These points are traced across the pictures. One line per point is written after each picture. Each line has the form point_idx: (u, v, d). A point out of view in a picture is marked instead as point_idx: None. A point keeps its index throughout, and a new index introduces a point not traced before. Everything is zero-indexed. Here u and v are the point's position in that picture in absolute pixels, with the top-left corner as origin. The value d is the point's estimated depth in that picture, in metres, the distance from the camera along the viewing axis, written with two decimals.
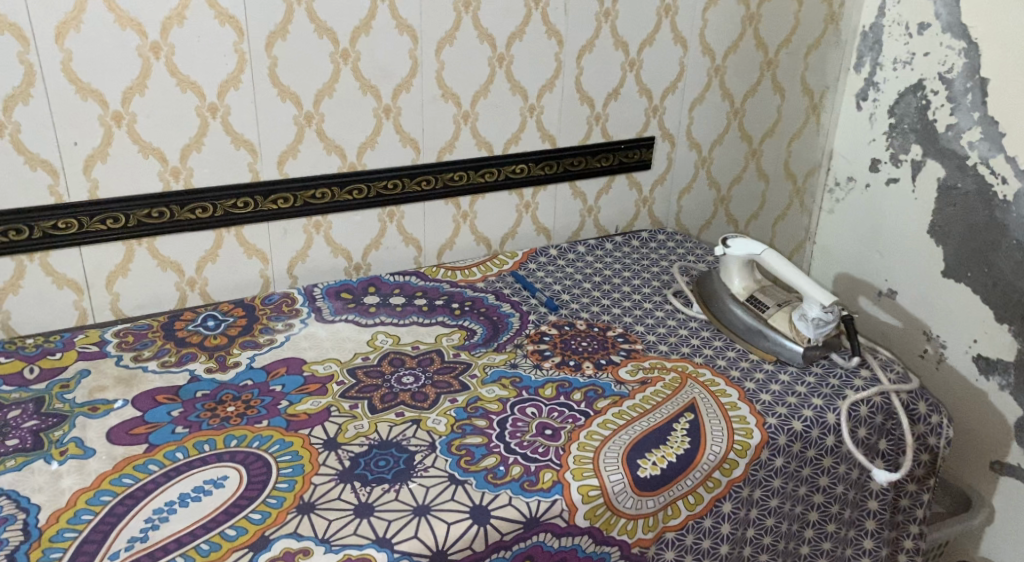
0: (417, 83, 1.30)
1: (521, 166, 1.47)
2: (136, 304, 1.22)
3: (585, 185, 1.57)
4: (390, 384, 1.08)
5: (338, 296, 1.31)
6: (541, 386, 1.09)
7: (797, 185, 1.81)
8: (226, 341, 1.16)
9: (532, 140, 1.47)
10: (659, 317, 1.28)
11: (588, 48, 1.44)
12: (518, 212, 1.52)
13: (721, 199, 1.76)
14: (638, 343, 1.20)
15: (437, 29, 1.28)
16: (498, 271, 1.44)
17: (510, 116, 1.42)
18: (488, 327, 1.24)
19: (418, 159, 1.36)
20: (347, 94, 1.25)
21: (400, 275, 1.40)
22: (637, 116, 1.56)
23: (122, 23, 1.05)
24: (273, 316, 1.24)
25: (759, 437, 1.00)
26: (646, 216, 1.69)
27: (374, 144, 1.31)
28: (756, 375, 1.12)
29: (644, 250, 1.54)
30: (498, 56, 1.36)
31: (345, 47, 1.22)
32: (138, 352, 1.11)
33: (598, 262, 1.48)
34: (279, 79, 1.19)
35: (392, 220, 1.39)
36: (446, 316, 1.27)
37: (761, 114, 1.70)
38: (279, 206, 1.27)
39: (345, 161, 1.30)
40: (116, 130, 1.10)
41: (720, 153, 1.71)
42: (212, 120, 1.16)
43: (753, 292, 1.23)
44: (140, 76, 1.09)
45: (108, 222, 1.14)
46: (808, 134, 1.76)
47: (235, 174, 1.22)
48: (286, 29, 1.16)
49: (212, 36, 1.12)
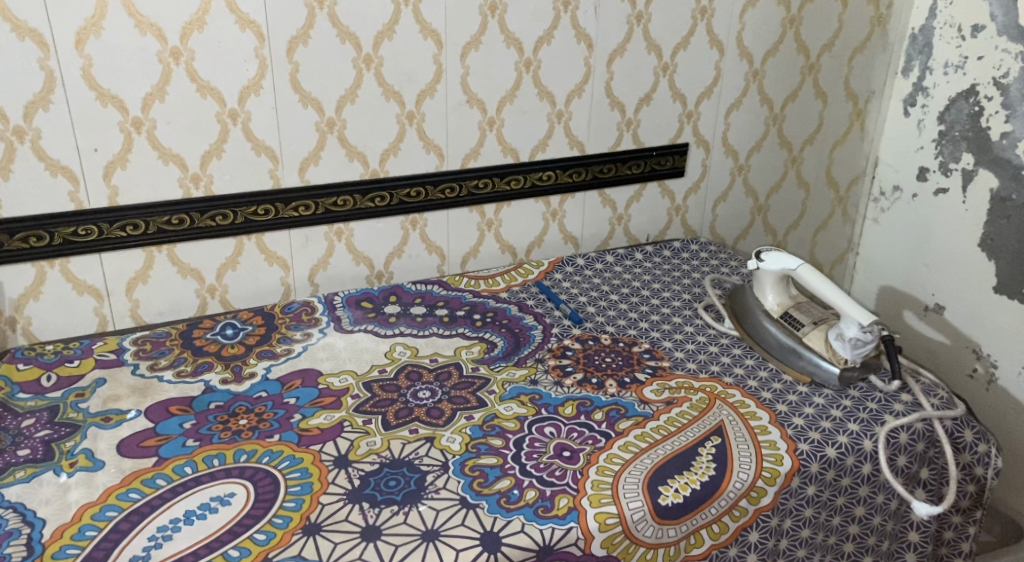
0: (441, 88, 1.27)
1: (548, 173, 1.43)
2: (157, 312, 1.22)
3: (615, 193, 1.52)
4: (406, 399, 1.06)
5: (359, 305, 1.29)
6: (561, 404, 1.04)
7: (840, 194, 1.73)
8: (242, 351, 1.15)
9: (559, 147, 1.42)
10: (688, 332, 1.23)
11: (620, 52, 1.39)
12: (544, 220, 1.48)
13: (759, 207, 1.71)
14: (665, 360, 1.15)
15: (462, 33, 1.25)
16: (522, 280, 1.40)
17: (538, 122, 1.38)
18: (510, 340, 1.20)
19: (442, 166, 1.33)
20: (370, 100, 1.23)
21: (423, 283, 1.37)
22: (671, 122, 1.51)
23: (142, 29, 1.04)
24: (291, 325, 1.22)
25: (789, 464, 0.94)
26: (679, 224, 1.63)
27: (397, 150, 1.28)
28: (789, 397, 1.06)
29: (676, 261, 1.49)
30: (526, 61, 1.32)
31: (368, 51, 1.19)
32: (155, 361, 1.10)
33: (626, 273, 1.43)
34: (300, 85, 1.17)
35: (414, 228, 1.36)
36: (466, 327, 1.24)
37: (802, 119, 1.64)
38: (301, 213, 1.25)
39: (367, 167, 1.27)
40: (136, 136, 1.10)
41: (758, 160, 1.65)
42: (233, 126, 1.15)
43: (788, 309, 1.16)
44: (160, 81, 1.08)
45: (128, 228, 1.14)
46: (852, 141, 1.67)
47: (256, 182, 1.20)
48: (307, 34, 1.14)
49: (232, 41, 1.10)
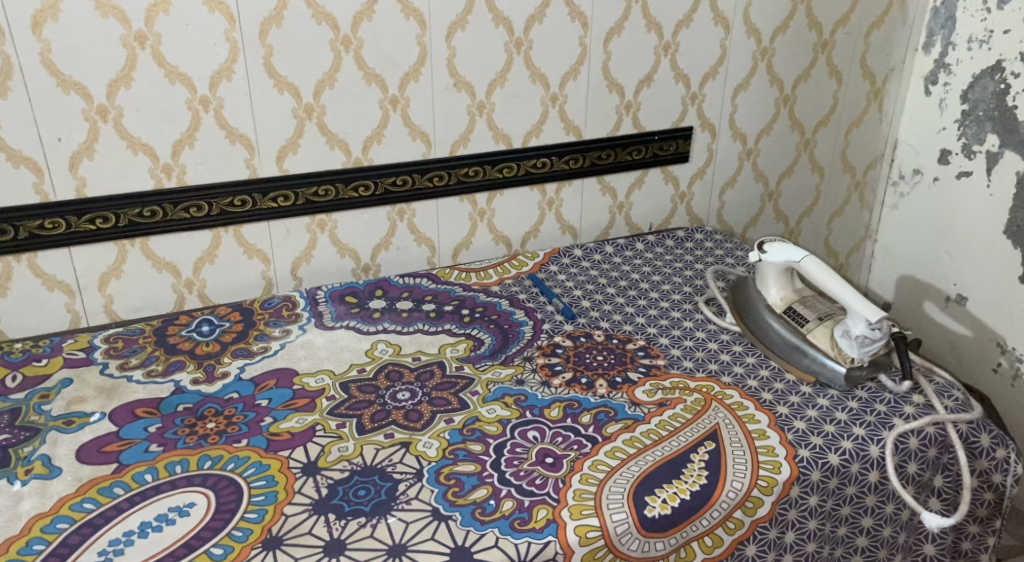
0: (426, 72, 1.20)
1: (542, 160, 1.36)
2: (131, 308, 1.18)
3: (614, 179, 1.45)
4: (383, 401, 1.00)
5: (342, 300, 1.23)
6: (547, 406, 0.98)
7: (857, 178, 1.65)
8: (217, 349, 1.10)
9: (554, 132, 1.35)
10: (687, 328, 1.16)
11: (617, 31, 1.30)
12: (540, 209, 1.41)
13: (770, 193, 1.60)
14: (660, 358, 1.08)
15: (447, 13, 1.18)
16: (515, 273, 1.34)
17: (531, 106, 1.31)
18: (498, 337, 1.14)
19: (429, 154, 1.27)
20: (349, 85, 1.16)
21: (411, 277, 1.31)
22: (673, 105, 1.42)
23: (104, 11, 0.99)
24: (270, 322, 1.17)
25: (788, 473, 0.87)
26: (684, 212, 1.54)
27: (381, 138, 1.22)
28: (791, 399, 0.98)
29: (679, 251, 1.41)
30: (516, 41, 1.24)
31: (347, 33, 1.13)
32: (125, 360, 1.06)
33: (626, 264, 1.36)
34: (275, 69, 1.11)
35: (402, 219, 1.30)
36: (453, 324, 1.18)
37: (816, 99, 1.53)
38: (280, 204, 1.20)
39: (350, 156, 1.22)
40: (101, 125, 1.05)
41: (768, 144, 1.54)
42: (205, 114, 1.09)
43: (792, 304, 1.09)
44: (126, 67, 1.03)
45: (97, 222, 1.10)
46: (870, 122, 1.59)
47: (231, 172, 1.15)
48: (280, 16, 1.08)
49: (200, 23, 1.04)
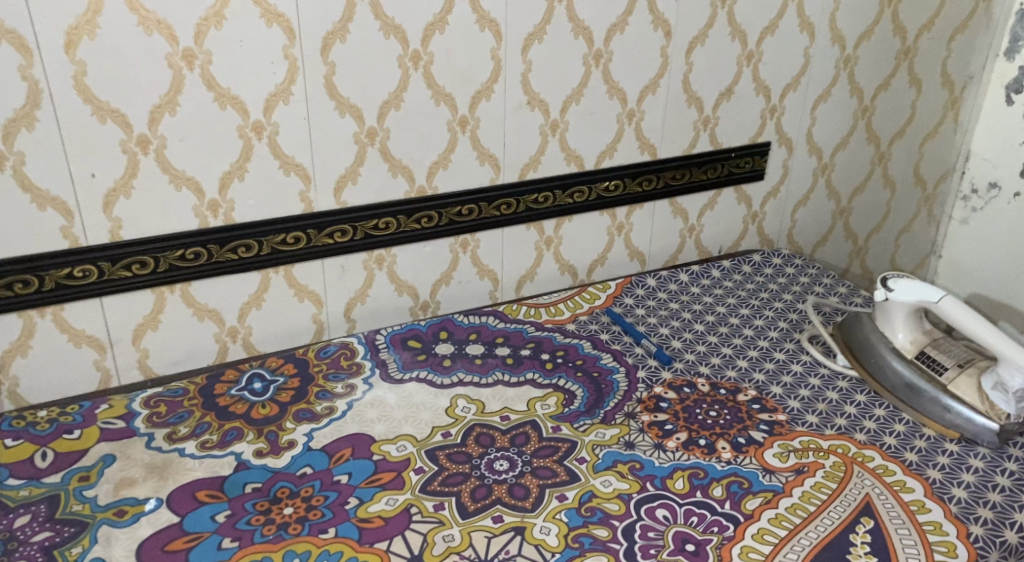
0: (498, 89, 1.08)
1: (615, 183, 1.24)
2: (169, 362, 1.03)
3: (687, 201, 1.33)
4: (480, 473, 0.87)
5: (406, 345, 1.09)
6: (669, 476, 0.87)
7: (926, 192, 1.56)
8: (276, 412, 0.96)
9: (629, 150, 1.23)
10: (797, 373, 1.05)
11: (700, 40, 1.19)
12: (609, 235, 1.29)
13: (841, 210, 1.52)
14: (780, 413, 0.97)
15: (525, 23, 1.05)
16: (589, 308, 1.22)
17: (607, 123, 1.18)
18: (591, 389, 1.02)
19: (497, 179, 1.14)
20: (417, 105, 1.03)
21: (475, 315, 1.18)
22: (751, 119, 1.31)
23: (147, 26, 0.85)
24: (330, 375, 1.03)
25: (966, 556, 0.76)
26: (755, 233, 1.45)
27: (447, 163, 1.09)
28: (940, 460, 0.88)
29: (760, 279, 1.30)
30: (595, 53, 1.12)
31: (416, 47, 1.00)
32: (173, 430, 0.92)
33: (707, 296, 1.25)
34: (337, 90, 0.98)
35: (465, 250, 1.17)
36: (536, 372, 1.06)
37: (894, 110, 1.45)
38: (336, 240, 1.06)
39: (413, 184, 1.08)
40: (141, 157, 0.90)
41: (844, 159, 1.46)
42: (257, 142, 0.96)
43: (925, 347, 0.99)
44: (171, 90, 0.89)
45: (134, 267, 0.95)
46: (944, 133, 1.50)
47: (286, 206, 1.01)
48: (345, 29, 0.95)
49: (256, 39, 0.91)
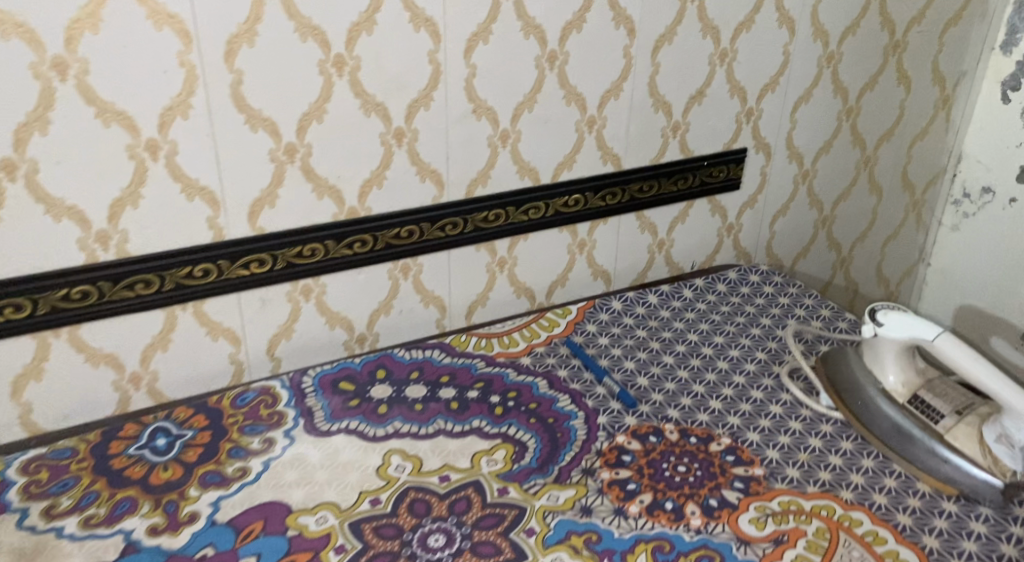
0: (439, 97, 0.94)
1: (575, 197, 1.11)
2: (58, 416, 0.89)
3: (655, 214, 1.21)
4: (412, 550, 0.75)
5: (337, 388, 0.97)
6: (630, 550, 0.75)
7: (915, 197, 1.48)
8: (179, 476, 0.82)
9: (590, 161, 1.10)
10: (776, 416, 0.94)
11: (668, 38, 1.06)
12: (570, 253, 1.17)
13: (824, 219, 1.42)
14: (757, 466, 0.86)
15: (467, 22, 0.92)
16: (547, 337, 1.09)
17: (564, 133, 1.06)
18: (544, 439, 0.90)
19: (441, 197, 1.01)
20: (343, 117, 0.90)
21: (418, 349, 1.05)
22: (726, 124, 1.19)
23: (4, 31, 0.71)
24: (246, 428, 0.90)
25: None
26: (731, 245, 1.33)
27: (382, 181, 0.96)
28: (938, 524, 0.78)
29: (736, 300, 1.19)
30: (549, 54, 0.99)
31: (339, 52, 0.86)
32: (53, 503, 0.78)
33: (678, 321, 1.13)
34: (246, 102, 0.84)
35: (406, 276, 1.04)
36: (484, 419, 0.93)
37: (880, 111, 1.35)
38: (253, 271, 0.92)
39: (343, 206, 0.95)
40: (8, 185, 0.76)
41: (826, 164, 1.35)
42: (153, 163, 0.82)
43: (918, 390, 0.88)
44: (40, 106, 0.75)
45: (6, 311, 0.81)
46: (935, 133, 1.42)
47: (191, 235, 0.87)
48: (253, 31, 0.81)
49: (144, 45, 0.77)
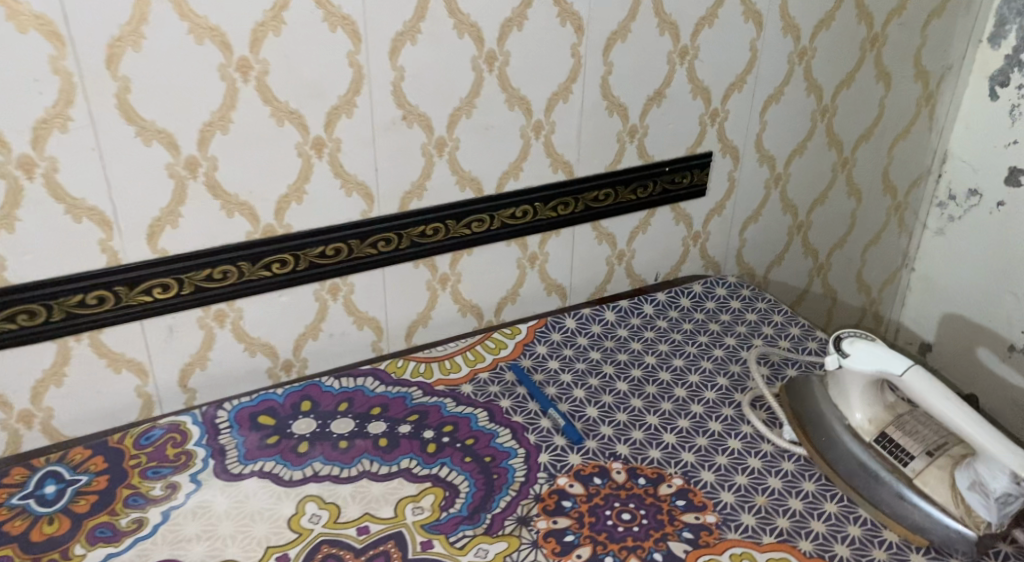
0: (362, 103, 0.85)
1: (523, 208, 1.03)
2: None
3: (613, 224, 1.12)
4: None
5: (254, 424, 0.88)
6: None
7: (897, 200, 1.40)
8: (64, 531, 0.74)
9: (538, 169, 1.01)
10: (734, 452, 0.86)
11: (621, 35, 0.97)
12: (521, 268, 1.08)
13: (799, 225, 1.33)
14: (709, 512, 0.78)
15: (391, 20, 0.83)
16: (492, 360, 1.01)
17: (509, 139, 0.97)
18: (479, 482, 0.82)
19: (371, 212, 0.92)
20: (252, 127, 0.81)
21: (350, 376, 0.97)
22: (688, 127, 1.11)
23: None
24: (148, 472, 0.81)
25: None
26: (698, 255, 1.25)
27: (301, 196, 0.87)
28: None
29: (699, 316, 1.11)
30: (487, 55, 0.90)
31: (243, 55, 0.77)
32: None
33: (636, 341, 1.05)
34: (136, 113, 0.75)
35: (335, 297, 0.95)
36: (414, 458, 0.85)
37: (859, 110, 1.26)
38: (156, 297, 0.84)
39: (258, 225, 0.86)
40: None
41: (800, 167, 1.26)
42: (29, 182, 0.73)
43: (886, 427, 0.80)
44: None
45: None
46: (918, 132, 1.33)
47: (81, 260, 0.79)
48: (138, 33, 0.72)
49: (7, 49, 0.67)
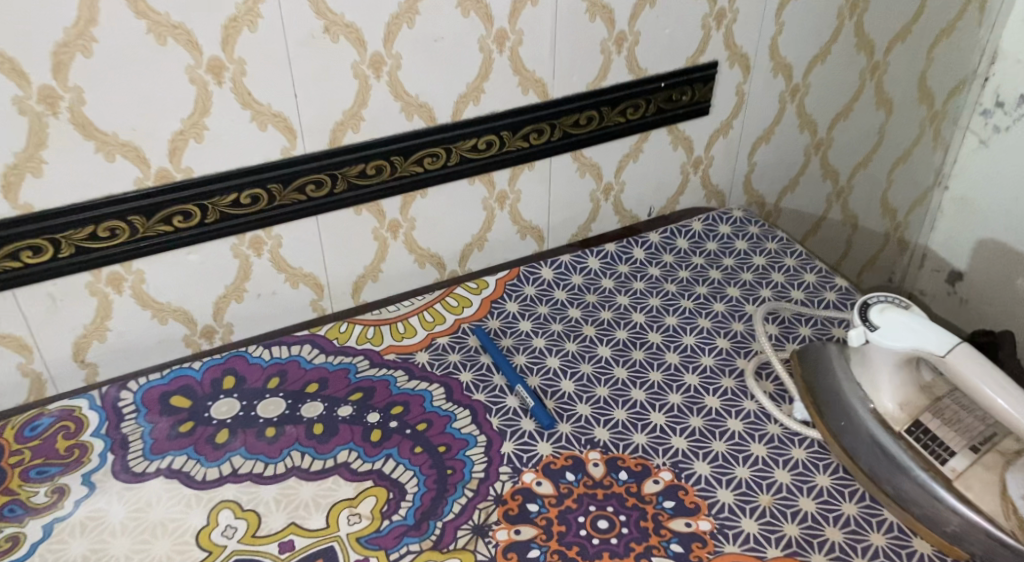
0: (269, 12, 0.67)
1: (487, 138, 0.85)
2: None
3: (598, 153, 0.94)
4: None
5: (166, 408, 0.74)
6: None
7: (933, 110, 1.20)
8: None
9: (504, 89, 0.83)
10: (735, 436, 0.72)
11: None
12: (487, 209, 0.91)
13: (816, 144, 1.14)
14: (703, 517, 0.65)
15: None
16: (453, 322, 0.86)
17: (465, 54, 0.78)
18: (429, 479, 0.69)
19: (294, 149, 0.75)
20: (123, 47, 0.63)
21: (284, 344, 0.82)
22: (689, 33, 0.91)
23: None
24: (31, 472, 0.68)
25: None
26: (699, 184, 1.07)
27: (201, 133, 0.70)
28: None
29: (698, 261, 0.95)
30: None
31: None
32: None
33: (624, 294, 0.90)
34: None
35: (260, 253, 0.80)
36: (354, 448, 0.71)
37: (896, 5, 1.05)
38: (26, 262, 0.68)
39: (150, 171, 0.70)
40: None
41: (821, 77, 1.07)
42: None
43: (921, 415, 0.66)
44: None
45: None
46: (964, 28, 1.13)
47: None
48: None
49: None
